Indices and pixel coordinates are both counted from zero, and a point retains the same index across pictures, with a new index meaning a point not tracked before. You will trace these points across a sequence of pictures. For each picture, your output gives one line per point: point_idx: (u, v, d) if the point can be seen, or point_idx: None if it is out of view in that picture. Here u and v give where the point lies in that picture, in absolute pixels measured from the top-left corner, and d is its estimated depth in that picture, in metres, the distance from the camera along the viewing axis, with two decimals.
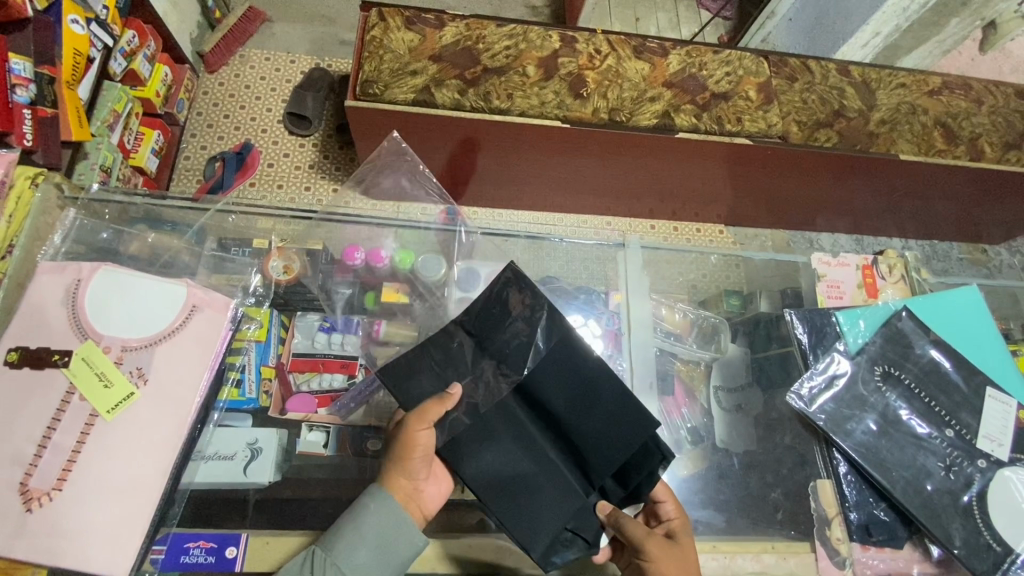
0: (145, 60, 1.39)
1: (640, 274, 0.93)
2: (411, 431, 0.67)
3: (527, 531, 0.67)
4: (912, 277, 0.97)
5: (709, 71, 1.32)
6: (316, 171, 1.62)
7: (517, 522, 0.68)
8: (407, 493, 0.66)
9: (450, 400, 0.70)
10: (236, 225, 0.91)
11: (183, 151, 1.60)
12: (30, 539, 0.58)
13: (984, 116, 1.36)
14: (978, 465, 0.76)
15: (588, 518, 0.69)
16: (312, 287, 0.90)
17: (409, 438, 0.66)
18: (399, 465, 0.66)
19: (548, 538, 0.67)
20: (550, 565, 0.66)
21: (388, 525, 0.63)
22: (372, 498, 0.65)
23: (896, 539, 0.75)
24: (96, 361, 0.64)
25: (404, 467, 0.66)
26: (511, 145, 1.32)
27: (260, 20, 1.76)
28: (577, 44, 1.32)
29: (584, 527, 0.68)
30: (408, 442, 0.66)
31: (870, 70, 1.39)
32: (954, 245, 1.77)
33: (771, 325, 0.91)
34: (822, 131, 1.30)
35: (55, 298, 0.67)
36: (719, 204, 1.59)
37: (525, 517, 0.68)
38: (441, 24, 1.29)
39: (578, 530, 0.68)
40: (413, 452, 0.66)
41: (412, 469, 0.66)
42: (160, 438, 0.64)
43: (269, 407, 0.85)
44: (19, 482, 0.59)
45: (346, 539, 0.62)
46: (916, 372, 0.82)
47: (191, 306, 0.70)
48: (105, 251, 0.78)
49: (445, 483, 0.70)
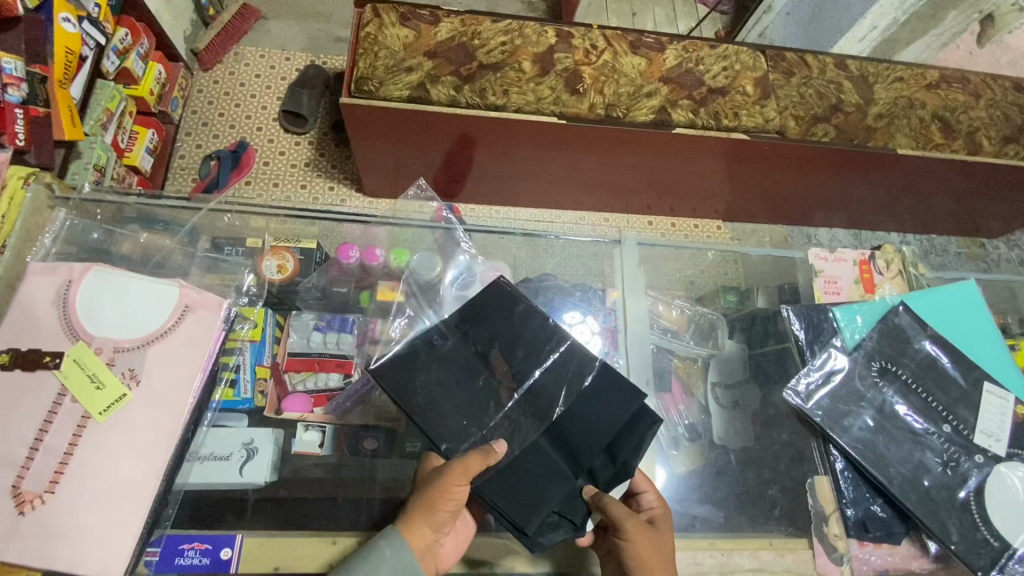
0: (138, 58, 1.38)
1: (636, 271, 0.93)
2: (447, 483, 0.63)
3: (520, 510, 0.66)
4: (910, 271, 0.97)
5: (706, 66, 1.31)
6: (312, 169, 1.61)
7: (509, 499, 0.67)
8: (426, 544, 0.63)
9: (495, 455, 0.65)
10: (229, 224, 0.90)
11: (178, 149, 1.60)
12: (22, 543, 0.57)
13: (982, 110, 1.35)
14: (975, 460, 0.76)
15: (574, 501, 0.68)
16: (307, 286, 0.91)
17: (443, 491, 0.63)
18: (426, 514, 0.63)
19: (541, 518, 0.66)
20: (538, 545, 0.65)
21: (400, 573, 0.61)
22: (389, 543, 0.62)
23: (894, 535, 0.75)
24: (87, 363, 0.64)
25: (432, 518, 0.63)
26: (508, 142, 1.32)
27: (254, 18, 1.75)
28: (574, 39, 1.31)
29: (571, 510, 0.67)
30: (441, 494, 0.63)
31: (867, 64, 1.38)
32: (951, 240, 1.77)
33: (768, 321, 0.91)
34: (819, 126, 1.29)
35: (46, 299, 0.67)
36: (716, 200, 1.59)
37: (516, 495, 0.67)
38: (436, 21, 1.28)
39: (566, 513, 0.67)
40: (444, 505, 0.63)
41: (438, 520, 0.63)
42: (153, 439, 0.63)
43: (264, 407, 0.84)
44: (11, 485, 0.59)
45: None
46: (913, 367, 0.82)
47: (183, 306, 0.70)
48: (97, 251, 0.77)
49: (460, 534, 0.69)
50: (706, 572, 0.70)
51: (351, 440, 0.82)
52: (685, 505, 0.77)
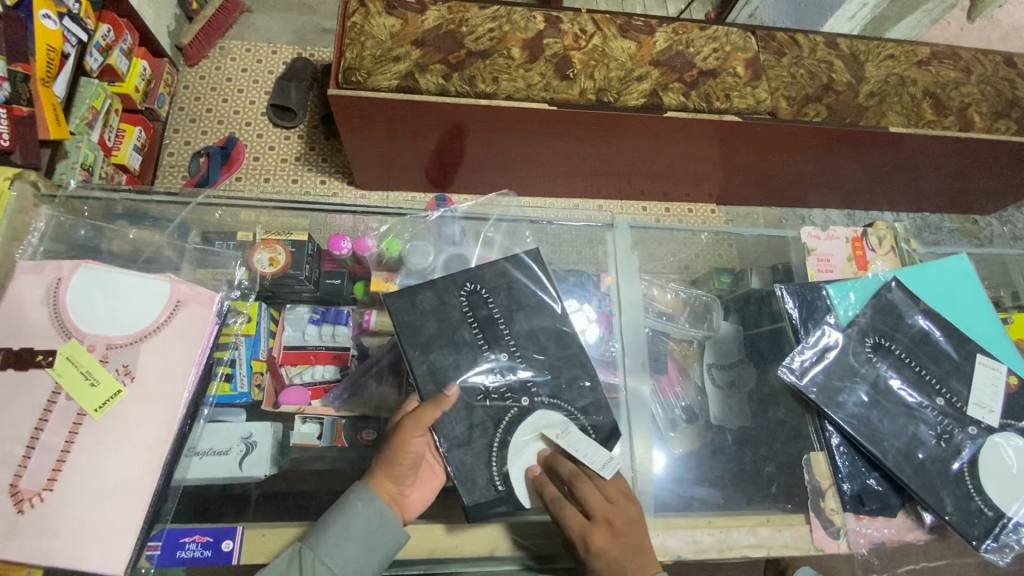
0: (121, 55, 1.37)
1: (629, 255, 0.91)
2: (404, 439, 0.67)
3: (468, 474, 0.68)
4: (902, 247, 0.98)
5: (696, 48, 1.30)
6: (302, 163, 1.60)
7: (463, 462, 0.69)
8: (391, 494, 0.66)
9: (448, 402, 0.69)
10: (219, 219, 0.89)
11: (166, 147, 1.58)
12: (22, 541, 0.57)
13: (973, 86, 1.35)
14: (969, 432, 0.77)
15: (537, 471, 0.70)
16: (299, 278, 0.88)
17: (401, 444, 0.67)
18: (387, 468, 0.67)
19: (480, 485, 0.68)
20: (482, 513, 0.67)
21: (375, 523, 0.64)
22: (360, 497, 0.65)
23: (890, 507, 0.76)
24: (81, 360, 0.64)
25: (394, 477, 0.66)
26: (500, 129, 1.30)
27: (238, 11, 1.73)
28: (562, 25, 1.30)
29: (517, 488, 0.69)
30: (399, 448, 0.67)
31: (858, 42, 1.38)
32: (944, 217, 1.78)
33: (762, 301, 0.91)
34: (810, 105, 1.29)
35: (36, 298, 0.66)
36: (710, 183, 1.58)
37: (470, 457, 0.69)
38: (422, 9, 1.27)
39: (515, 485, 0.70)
40: (400, 464, 0.66)
41: (398, 473, 0.67)
42: (150, 436, 0.63)
43: (260, 401, 0.85)
44: (9, 484, 0.59)
45: (336, 535, 0.63)
46: (906, 342, 0.82)
47: (175, 301, 0.69)
48: (87, 249, 0.76)
49: (426, 485, 0.70)
50: (706, 549, 0.70)
51: (350, 431, 0.82)
52: (685, 485, 0.78)
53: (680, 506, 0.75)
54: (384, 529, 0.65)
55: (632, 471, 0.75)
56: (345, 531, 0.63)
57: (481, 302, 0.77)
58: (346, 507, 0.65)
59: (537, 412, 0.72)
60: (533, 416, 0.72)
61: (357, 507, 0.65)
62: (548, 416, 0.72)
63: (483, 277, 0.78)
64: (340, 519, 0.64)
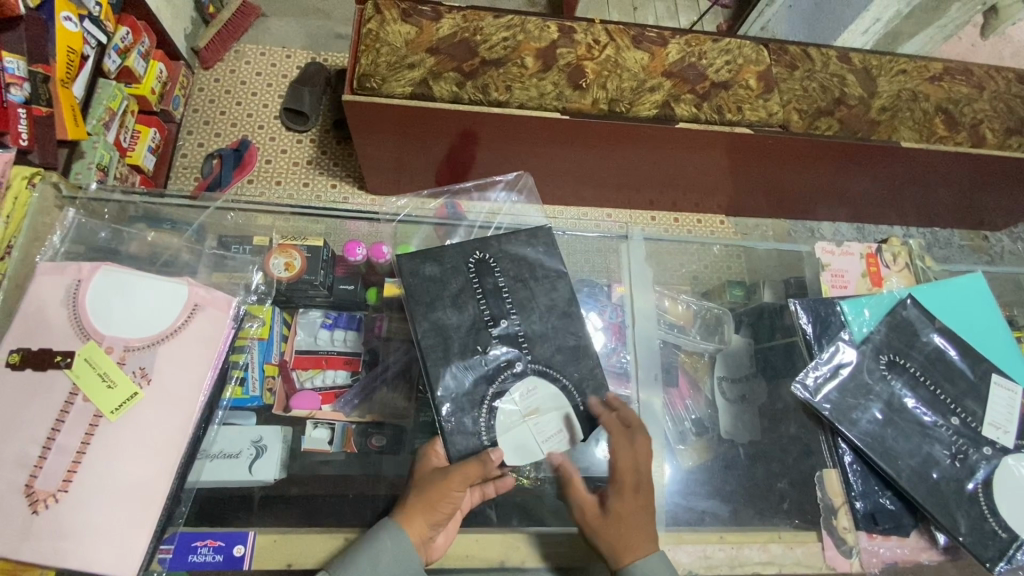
0: (139, 57, 1.39)
1: (643, 264, 0.92)
2: (446, 487, 0.66)
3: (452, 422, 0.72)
4: (916, 264, 0.97)
5: (709, 60, 1.31)
6: (314, 167, 1.61)
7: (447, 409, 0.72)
8: (421, 538, 0.65)
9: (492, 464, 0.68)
10: (235, 222, 0.89)
11: (180, 149, 1.59)
12: (36, 542, 0.58)
13: (985, 102, 1.35)
14: (984, 452, 0.76)
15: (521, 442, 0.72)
16: (314, 284, 0.87)
17: (442, 491, 0.66)
18: (422, 508, 0.65)
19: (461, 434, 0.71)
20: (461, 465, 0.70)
21: (400, 557, 0.63)
22: (390, 532, 0.64)
23: (903, 527, 0.75)
24: (99, 362, 0.64)
25: (431, 515, 0.65)
26: (512, 136, 1.31)
27: (254, 15, 1.75)
28: (576, 34, 1.31)
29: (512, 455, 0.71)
30: (440, 495, 0.66)
31: (871, 57, 1.38)
32: (955, 232, 1.77)
33: (775, 316, 0.91)
34: (823, 119, 1.29)
35: (56, 299, 0.67)
36: (720, 194, 1.58)
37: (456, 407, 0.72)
38: (438, 17, 1.28)
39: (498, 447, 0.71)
40: (441, 502, 0.66)
41: (433, 517, 0.65)
42: (165, 439, 0.63)
43: (271, 405, 0.85)
44: (25, 484, 0.59)
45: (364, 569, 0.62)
46: (921, 360, 0.82)
47: (193, 304, 0.70)
48: (105, 251, 0.76)
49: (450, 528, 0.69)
50: (716, 565, 0.70)
51: (359, 437, 0.82)
52: (694, 499, 0.78)
53: (690, 520, 0.75)
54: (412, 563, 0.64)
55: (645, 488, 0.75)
56: (372, 564, 0.62)
57: (488, 271, 0.79)
58: (373, 539, 0.64)
59: (529, 375, 0.75)
60: (522, 382, 0.74)
61: (386, 542, 0.64)
62: (536, 386, 0.75)
63: (492, 248, 0.81)
64: (368, 553, 0.63)
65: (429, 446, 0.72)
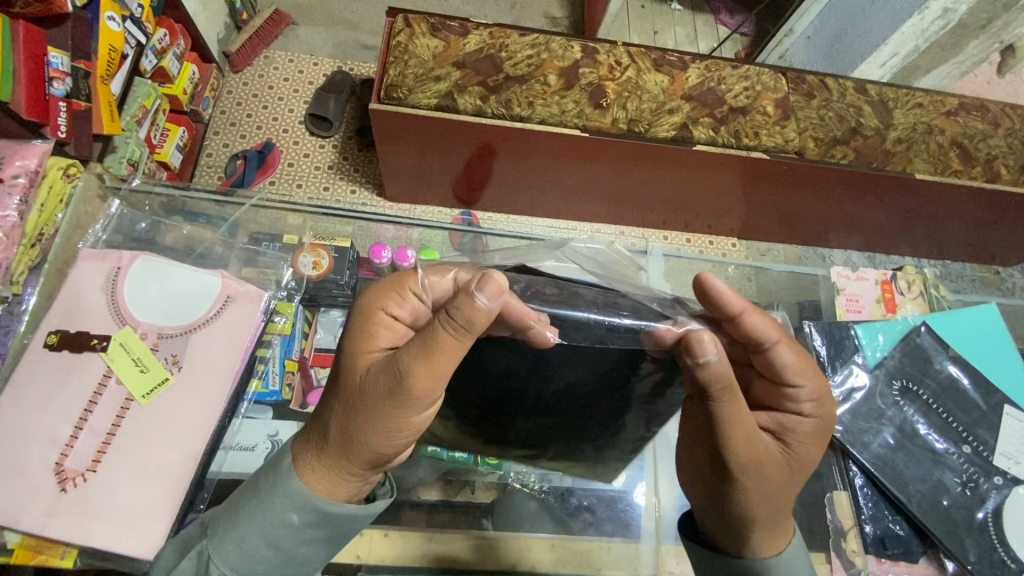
0: (174, 58, 1.43)
1: (662, 281, 0.95)
2: (372, 409, 0.51)
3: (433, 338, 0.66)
4: (931, 293, 0.98)
5: (727, 85, 1.34)
6: (335, 172, 1.65)
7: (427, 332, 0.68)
8: (333, 486, 0.54)
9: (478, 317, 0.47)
10: (270, 218, 0.91)
11: (206, 148, 1.64)
12: (62, 519, 0.59)
13: (1000, 138, 1.36)
14: (994, 482, 0.76)
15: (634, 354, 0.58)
16: (339, 284, 0.88)
17: (369, 406, 0.52)
18: (347, 430, 0.52)
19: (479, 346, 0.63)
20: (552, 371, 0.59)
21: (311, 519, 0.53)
22: (283, 499, 0.53)
23: (910, 553, 0.75)
24: (133, 348, 0.66)
25: (372, 433, 0.51)
26: (530, 150, 1.34)
27: (285, 23, 1.81)
28: (598, 55, 1.34)
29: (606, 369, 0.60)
30: (369, 410, 0.52)
31: (887, 89, 1.40)
32: (966, 266, 1.78)
33: (787, 337, 0.91)
34: (838, 148, 1.31)
35: (94, 285, 0.69)
36: (732, 217, 1.60)
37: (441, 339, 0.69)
38: (465, 32, 1.32)
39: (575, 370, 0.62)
40: (383, 416, 0.51)
41: (372, 433, 0.51)
42: (191, 425, 0.65)
43: (288, 400, 0.82)
44: (55, 462, 0.61)
45: (254, 536, 0.52)
46: (934, 388, 0.82)
47: (225, 296, 0.71)
48: (144, 241, 0.81)
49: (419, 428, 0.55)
50: None
51: None
52: None
53: None
54: (342, 519, 0.55)
55: (656, 497, 0.77)
56: (261, 536, 0.52)
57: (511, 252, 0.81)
58: (264, 501, 0.53)
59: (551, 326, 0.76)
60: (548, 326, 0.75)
61: (293, 516, 0.53)
62: None
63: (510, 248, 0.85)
64: (255, 518, 0.52)
65: (377, 306, 0.58)
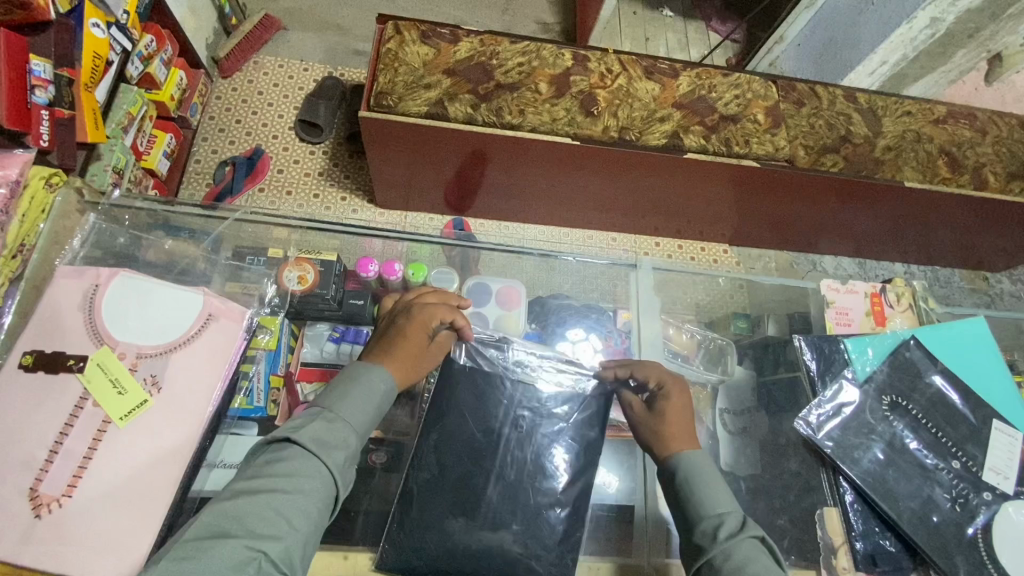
0: (161, 64, 1.41)
1: (652, 296, 0.94)
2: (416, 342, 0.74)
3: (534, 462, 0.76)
4: (920, 306, 0.98)
5: (719, 93, 1.34)
6: (325, 179, 1.63)
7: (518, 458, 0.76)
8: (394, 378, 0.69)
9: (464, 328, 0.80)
10: (253, 233, 0.90)
11: (194, 154, 1.62)
12: (38, 546, 0.57)
13: (988, 146, 1.37)
14: (984, 497, 0.76)
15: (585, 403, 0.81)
16: (326, 298, 0.87)
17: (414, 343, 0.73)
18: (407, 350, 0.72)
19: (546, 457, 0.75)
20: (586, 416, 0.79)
21: (385, 394, 0.68)
22: (381, 378, 0.68)
23: (901, 570, 0.74)
24: (111, 368, 0.65)
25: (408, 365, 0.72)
26: (521, 156, 1.33)
27: (275, 28, 1.79)
28: (589, 63, 1.33)
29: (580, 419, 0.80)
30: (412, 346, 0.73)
31: (876, 97, 1.41)
32: (955, 272, 1.79)
33: (779, 351, 0.91)
34: (828, 156, 1.32)
35: (71, 302, 0.68)
36: (724, 223, 1.61)
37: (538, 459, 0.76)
38: (456, 39, 1.31)
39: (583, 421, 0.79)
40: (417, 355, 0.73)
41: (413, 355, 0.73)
42: (173, 448, 0.64)
43: (275, 416, 0.85)
44: (29, 487, 0.59)
45: (360, 398, 0.65)
46: (923, 403, 0.82)
47: (207, 315, 0.70)
48: (123, 257, 0.79)
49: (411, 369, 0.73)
50: None
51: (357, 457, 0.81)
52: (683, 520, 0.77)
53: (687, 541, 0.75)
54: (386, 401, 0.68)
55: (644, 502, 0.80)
56: (367, 396, 0.66)
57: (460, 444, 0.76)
58: (369, 379, 0.67)
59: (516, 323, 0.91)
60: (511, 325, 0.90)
61: (382, 387, 0.67)
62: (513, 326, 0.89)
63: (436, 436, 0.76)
64: (365, 386, 0.66)
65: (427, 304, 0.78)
